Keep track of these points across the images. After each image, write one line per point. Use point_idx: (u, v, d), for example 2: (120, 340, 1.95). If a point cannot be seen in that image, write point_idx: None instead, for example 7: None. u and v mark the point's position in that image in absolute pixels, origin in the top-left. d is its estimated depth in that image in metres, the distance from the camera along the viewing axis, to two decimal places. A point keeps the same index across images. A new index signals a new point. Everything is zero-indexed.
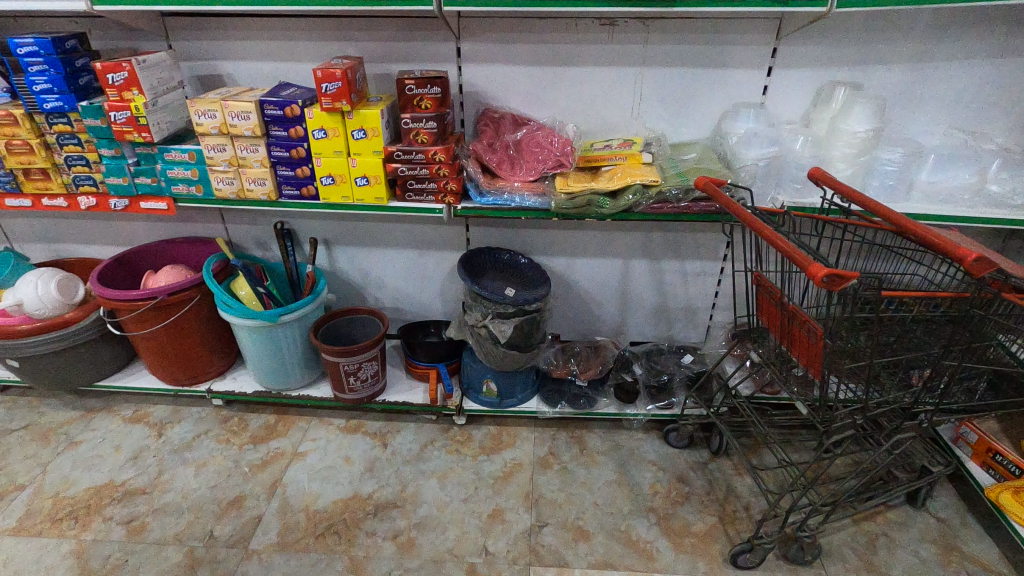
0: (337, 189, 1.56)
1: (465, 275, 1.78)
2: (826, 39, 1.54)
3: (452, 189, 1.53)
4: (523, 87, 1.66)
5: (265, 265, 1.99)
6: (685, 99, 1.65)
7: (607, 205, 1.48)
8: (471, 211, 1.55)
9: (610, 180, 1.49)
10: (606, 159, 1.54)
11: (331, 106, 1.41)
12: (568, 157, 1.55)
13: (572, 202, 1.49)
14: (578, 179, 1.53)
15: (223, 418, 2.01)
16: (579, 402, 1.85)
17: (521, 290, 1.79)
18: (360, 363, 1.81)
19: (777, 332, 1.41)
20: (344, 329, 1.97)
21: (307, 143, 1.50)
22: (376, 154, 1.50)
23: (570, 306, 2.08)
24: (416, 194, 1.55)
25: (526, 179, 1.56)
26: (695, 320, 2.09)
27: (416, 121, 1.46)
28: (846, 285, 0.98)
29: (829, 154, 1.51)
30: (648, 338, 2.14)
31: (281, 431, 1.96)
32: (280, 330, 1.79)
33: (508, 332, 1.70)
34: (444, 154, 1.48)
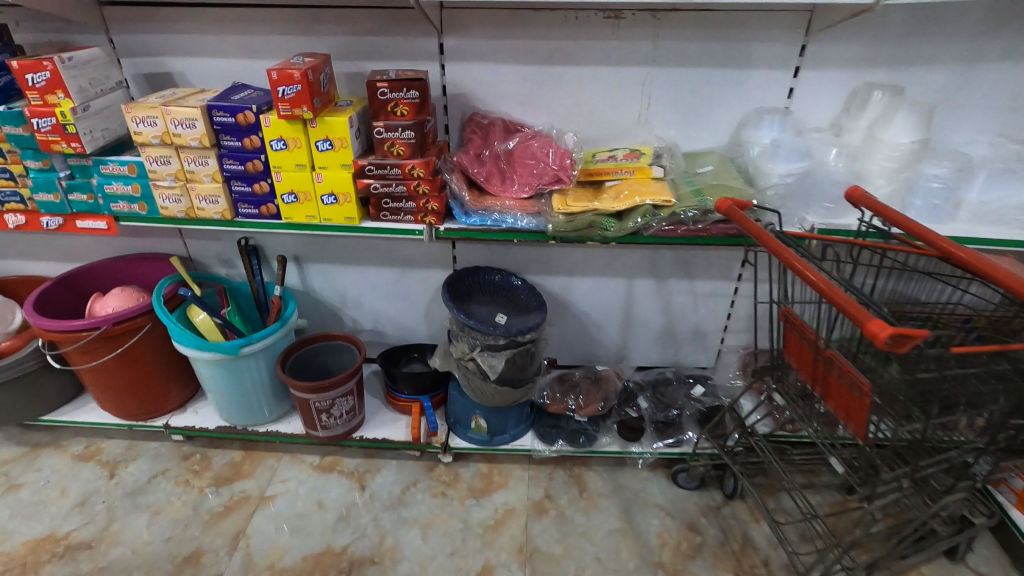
0: (302, 208, 1.35)
1: (450, 300, 1.58)
2: (862, 36, 1.35)
3: (433, 208, 1.33)
4: (514, 89, 1.45)
5: (229, 285, 1.78)
6: (700, 103, 1.45)
7: (612, 228, 1.29)
8: (454, 232, 1.35)
9: (616, 198, 1.30)
10: (611, 172, 1.35)
11: (290, 112, 1.21)
12: (569, 172, 1.35)
13: (571, 224, 1.29)
14: (579, 197, 1.33)
15: (183, 455, 1.82)
16: (578, 440, 1.67)
17: (514, 317, 1.60)
18: (333, 399, 1.62)
19: (808, 375, 1.20)
20: (318, 356, 1.77)
21: (265, 155, 1.29)
22: (345, 168, 1.29)
23: (568, 329, 1.89)
24: (392, 214, 1.34)
25: (519, 197, 1.36)
26: (705, 343, 1.91)
27: (390, 130, 1.26)
28: (912, 347, 0.79)
29: (865, 168, 1.33)
30: (653, 362, 1.95)
31: (248, 470, 1.77)
32: (243, 362, 1.60)
33: (499, 367, 1.50)
34: (423, 168, 1.28)
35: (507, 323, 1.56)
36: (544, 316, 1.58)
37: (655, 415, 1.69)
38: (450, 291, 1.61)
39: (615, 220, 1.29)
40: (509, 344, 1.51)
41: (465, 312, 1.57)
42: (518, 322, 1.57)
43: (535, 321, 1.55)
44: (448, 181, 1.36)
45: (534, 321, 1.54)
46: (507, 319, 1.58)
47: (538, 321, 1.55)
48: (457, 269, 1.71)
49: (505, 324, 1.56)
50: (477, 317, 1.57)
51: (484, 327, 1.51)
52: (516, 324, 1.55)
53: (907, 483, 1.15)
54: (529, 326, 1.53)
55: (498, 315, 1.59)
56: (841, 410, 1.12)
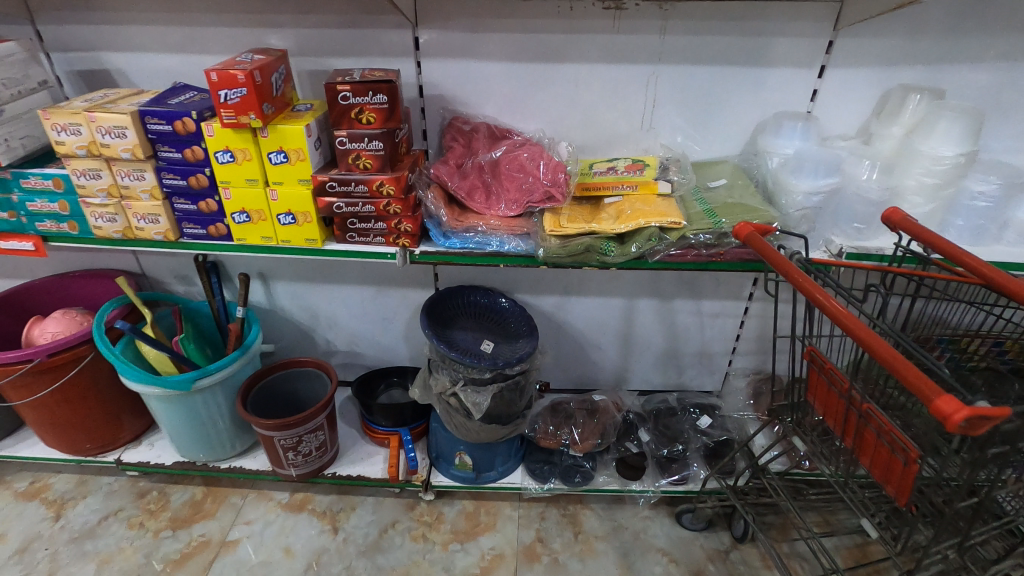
0: (255, 229, 1.17)
1: (430, 326, 1.41)
2: (899, 31, 1.18)
3: (408, 230, 1.15)
4: (501, 90, 1.27)
5: (186, 304, 1.60)
6: (711, 105, 1.28)
7: (613, 253, 1.12)
8: (430, 255, 1.18)
9: (618, 218, 1.13)
10: (611, 187, 1.18)
11: (234, 120, 1.03)
12: (562, 187, 1.16)
13: (566, 248, 1.12)
14: (574, 216, 1.16)
15: (138, 492, 1.65)
16: (573, 477, 1.51)
17: (502, 345, 1.44)
18: (300, 435, 1.46)
19: (836, 425, 1.04)
20: (286, 384, 1.60)
21: (210, 168, 1.11)
22: (303, 183, 1.12)
23: (562, 351, 1.72)
24: (360, 235, 1.17)
25: (505, 215, 1.18)
26: (711, 366, 1.75)
27: (354, 141, 1.08)
28: (990, 430, 0.64)
29: (901, 183, 1.16)
30: (654, 386, 1.80)
31: (209, 510, 1.60)
32: (199, 395, 1.43)
33: (485, 404, 1.34)
34: (393, 185, 1.10)
35: (494, 352, 1.40)
36: (535, 344, 1.41)
37: (658, 449, 1.53)
38: (430, 316, 1.45)
39: (617, 242, 1.12)
40: (495, 378, 1.35)
41: (447, 340, 1.41)
42: (506, 352, 1.41)
43: (525, 351, 1.39)
44: (422, 198, 1.18)
45: (524, 352, 1.38)
46: (495, 347, 1.42)
47: (529, 351, 1.39)
48: (439, 290, 1.54)
49: (492, 353, 1.40)
50: (460, 346, 1.40)
51: (468, 358, 1.35)
52: (504, 354, 1.39)
53: (953, 552, 0.99)
54: (519, 356, 1.36)
55: (484, 343, 1.43)
56: (879, 470, 0.96)
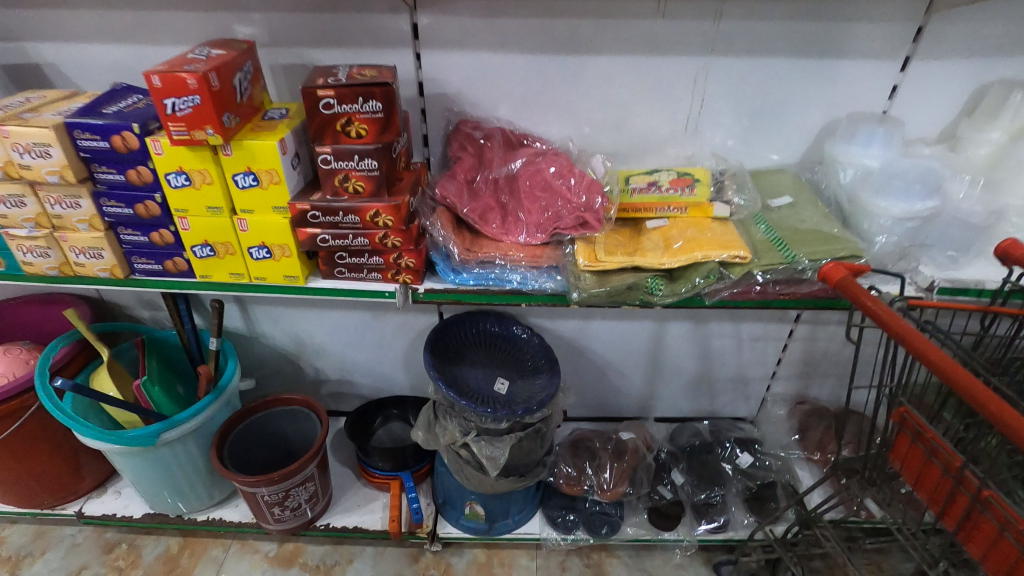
0: (223, 264, 0.96)
1: (435, 364, 1.21)
2: (1004, 14, 0.96)
3: (410, 265, 0.95)
4: (519, 88, 1.05)
5: (151, 335, 1.39)
6: (769, 104, 1.07)
7: (662, 293, 0.92)
8: (439, 293, 0.97)
9: (667, 249, 0.92)
10: (655, 208, 0.97)
11: (187, 136, 0.81)
12: (597, 211, 0.94)
13: (604, 285, 0.91)
14: (613, 245, 0.95)
15: (105, 544, 1.46)
16: (599, 528, 1.33)
17: (518, 383, 1.24)
18: (288, 488, 1.27)
19: (930, 500, 0.87)
20: (269, 424, 1.40)
21: (161, 192, 0.89)
22: (279, 210, 0.90)
23: (581, 378, 1.53)
24: (350, 270, 0.96)
25: (527, 244, 0.96)
26: (747, 391, 1.57)
27: (341, 159, 0.86)
28: None
29: (1005, 203, 0.96)
30: (683, 413, 1.62)
31: (186, 566, 1.42)
32: (167, 447, 1.23)
33: (502, 459, 1.16)
34: (392, 214, 0.88)
35: (510, 394, 1.21)
36: (557, 383, 1.22)
37: (694, 493, 1.36)
38: (435, 350, 1.25)
39: (666, 278, 0.92)
40: (513, 427, 1.16)
41: (456, 380, 1.21)
42: (524, 394, 1.21)
43: (545, 394, 1.19)
44: (426, 227, 0.96)
45: (546, 394, 1.19)
46: (512, 387, 1.23)
47: (550, 393, 1.19)
48: (445, 318, 1.34)
49: (508, 395, 1.20)
50: (471, 387, 1.20)
51: (481, 404, 1.16)
52: (522, 397, 1.20)
53: None
54: (540, 401, 1.17)
55: (497, 382, 1.23)
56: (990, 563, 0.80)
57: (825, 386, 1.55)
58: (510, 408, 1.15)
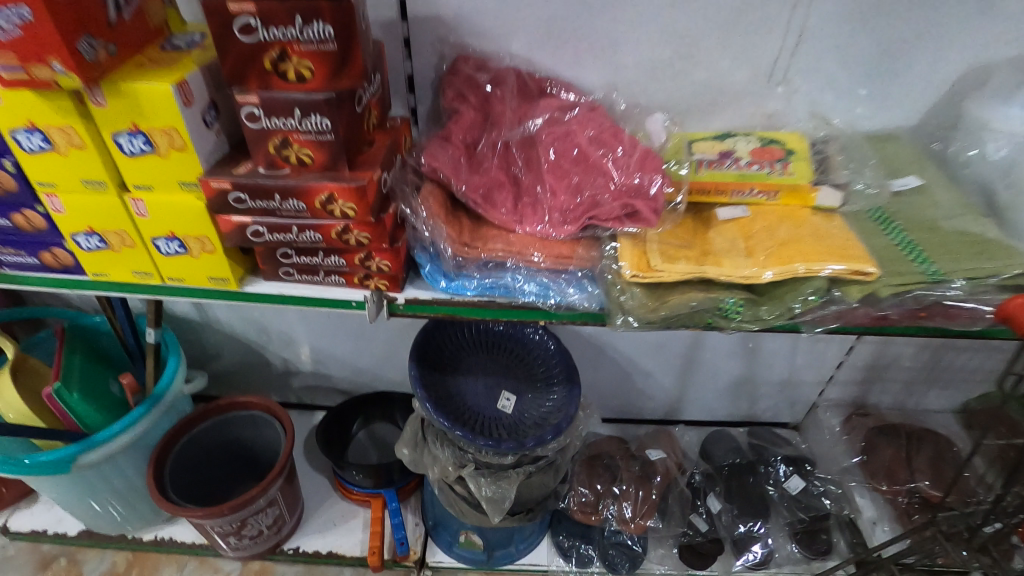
0: (121, 259, 0.68)
1: (423, 379, 0.94)
2: None
3: (384, 270, 0.67)
4: (542, 11, 0.74)
5: (75, 321, 1.13)
6: (895, 41, 0.75)
7: (742, 318, 0.64)
8: (424, 305, 0.70)
9: (752, 255, 0.65)
10: (731, 189, 0.69)
11: (23, 72, 0.52)
12: (652, 198, 0.66)
13: (661, 309, 0.64)
14: (671, 246, 0.67)
15: (38, 561, 1.24)
16: (619, 564, 1.12)
17: (528, 399, 0.98)
18: (243, 518, 1.05)
19: None
20: (224, 430, 1.15)
21: (13, 157, 0.60)
22: (189, 188, 0.62)
23: (600, 377, 1.29)
24: (302, 272, 0.69)
25: (548, 236, 0.68)
26: (795, 396, 1.33)
27: (275, 115, 0.57)
28: None
29: None
30: (716, 416, 1.38)
31: None
32: (90, 469, 0.99)
33: (507, 502, 0.92)
34: (352, 200, 0.59)
35: (518, 416, 0.95)
36: (577, 403, 0.96)
37: (733, 523, 1.13)
38: (423, 359, 0.98)
39: (749, 297, 0.64)
40: (520, 462, 0.92)
41: (450, 398, 0.95)
42: (534, 415, 0.95)
43: (562, 418, 0.94)
44: (406, 215, 0.67)
45: (562, 420, 0.93)
46: (520, 405, 0.97)
47: (568, 418, 0.93)
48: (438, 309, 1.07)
49: (515, 418, 0.95)
50: (468, 408, 0.94)
51: (480, 433, 0.90)
52: (533, 421, 0.94)
53: None
54: (556, 429, 0.91)
55: (502, 399, 0.97)
56: None
57: (887, 392, 1.31)
58: (517, 439, 0.90)
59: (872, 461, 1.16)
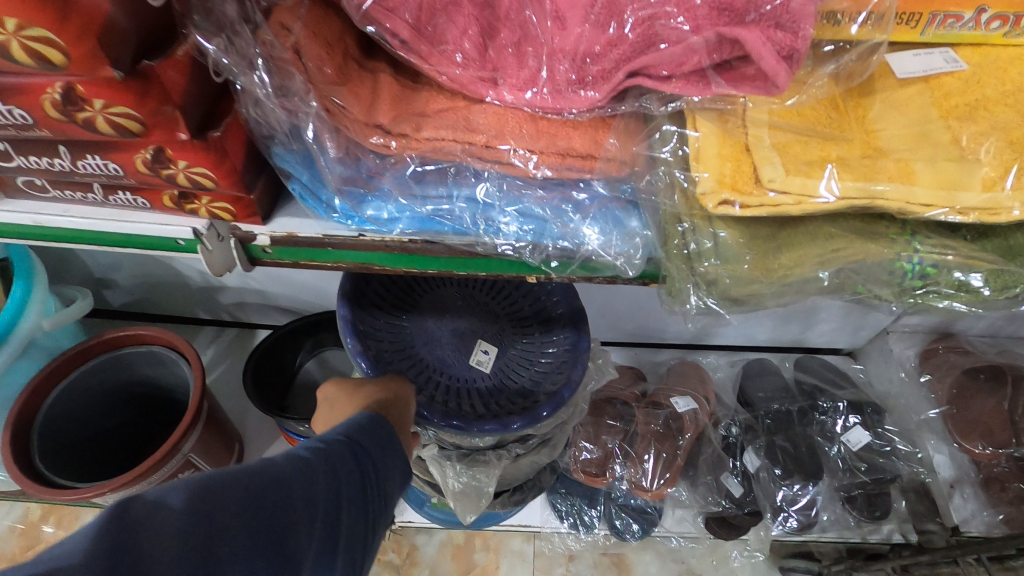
0: None
1: (357, 322, 0.61)
2: None
3: (207, 185, 0.32)
4: None
5: None
6: None
7: (929, 291, 0.33)
8: (311, 249, 0.37)
9: (982, 158, 0.31)
10: (928, 10, 0.33)
11: None
12: (791, 24, 0.28)
13: (776, 277, 0.32)
14: (803, 136, 0.32)
15: None
16: (628, 531, 0.92)
17: (514, 354, 0.65)
18: (147, 488, 0.79)
19: None
20: (120, 369, 0.87)
21: None
22: None
23: (613, 298, 0.98)
24: (61, 184, 0.35)
25: (544, 108, 0.33)
26: (861, 322, 1.03)
27: None
28: None
29: None
30: (754, 341, 1.09)
31: (52, 540, 1.03)
32: None
33: (487, 499, 0.68)
34: (33, 17, 0.23)
35: (501, 381, 0.63)
36: (584, 363, 0.63)
37: (774, 486, 0.89)
38: (359, 290, 0.63)
39: (958, 249, 0.31)
40: (502, 442, 0.65)
41: (399, 352, 0.62)
42: (525, 379, 0.63)
43: (563, 387, 0.62)
44: (211, 53, 0.28)
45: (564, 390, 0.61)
46: (505, 363, 0.64)
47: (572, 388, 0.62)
48: None
49: (496, 383, 0.63)
50: (425, 366, 0.62)
51: (442, 407, 0.60)
52: (521, 390, 0.63)
53: None
54: (555, 404, 0.60)
55: (476, 353, 0.63)
56: None
57: (984, 319, 1.00)
58: (499, 419, 0.59)
59: (961, 412, 0.89)
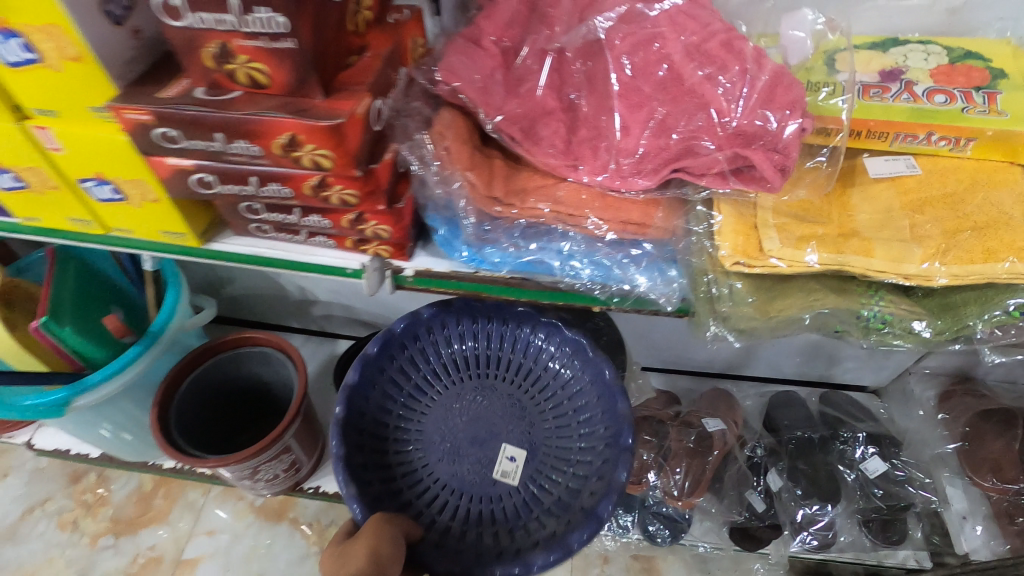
0: (49, 205, 0.52)
1: (358, 453, 0.65)
2: None
3: (384, 236, 0.48)
4: None
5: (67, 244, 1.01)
6: None
7: (888, 331, 0.45)
8: (439, 279, 0.53)
9: (924, 240, 0.43)
10: (893, 131, 0.46)
11: None
12: (781, 147, 0.43)
13: (773, 316, 0.45)
14: (796, 219, 0.45)
15: (70, 475, 1.25)
16: (658, 537, 1.03)
17: (546, 461, 0.66)
18: (254, 466, 0.96)
19: None
20: (236, 367, 1.05)
21: None
22: (102, 116, 0.43)
23: (655, 326, 1.12)
24: (278, 230, 0.52)
25: (609, 189, 0.47)
26: (884, 363, 1.13)
27: (204, 9, 0.37)
28: None
29: None
30: (784, 375, 1.20)
31: (160, 509, 1.21)
32: (89, 408, 0.91)
33: None
34: (325, 144, 0.39)
35: (527, 497, 0.65)
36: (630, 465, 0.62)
37: (794, 505, 0.99)
38: (355, 417, 0.67)
39: (905, 304, 0.44)
40: None
41: (410, 476, 0.66)
42: (561, 491, 0.65)
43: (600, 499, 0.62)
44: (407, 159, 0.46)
45: (600, 507, 0.61)
46: (530, 474, 0.65)
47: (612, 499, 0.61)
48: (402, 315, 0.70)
49: (523, 499, 0.65)
50: (444, 491, 0.65)
51: (464, 531, 0.64)
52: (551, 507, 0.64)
53: None
54: (592, 527, 0.61)
55: (501, 467, 0.65)
56: None
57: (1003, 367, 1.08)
58: (522, 557, 0.61)
59: (973, 450, 0.97)
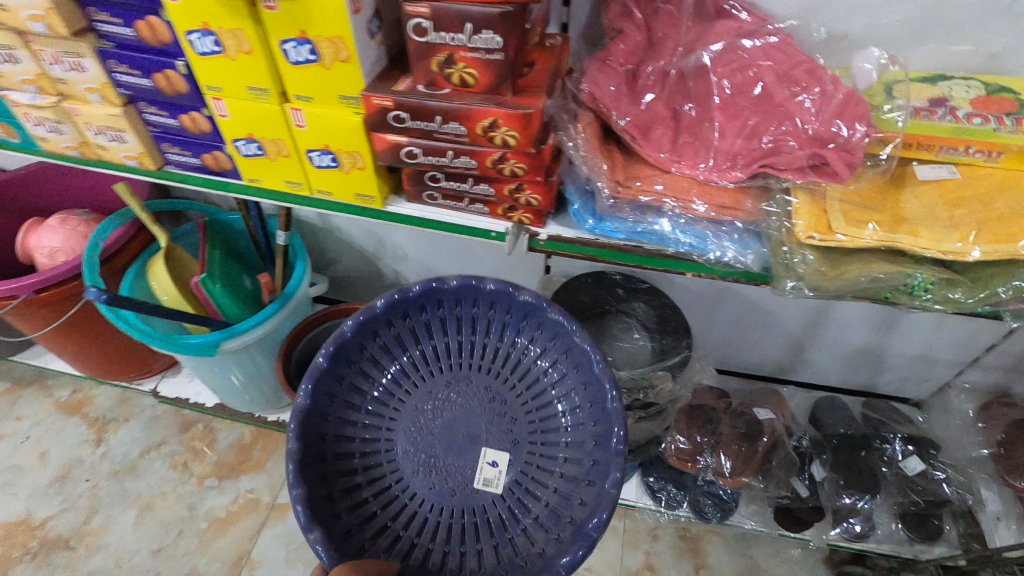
0: (274, 168, 0.69)
1: (332, 475, 0.70)
2: None
3: (533, 204, 0.64)
4: None
5: (215, 218, 1.19)
6: None
7: (929, 297, 0.58)
8: (568, 243, 0.67)
9: (958, 226, 0.56)
10: (938, 145, 0.59)
11: None
12: (849, 150, 0.57)
13: (840, 278, 0.58)
14: (858, 207, 0.58)
15: (181, 424, 1.43)
16: (706, 512, 1.13)
17: (526, 469, 0.69)
18: None
19: None
20: None
21: (186, 59, 0.61)
22: (349, 102, 0.60)
23: (712, 326, 1.24)
24: (445, 197, 0.67)
25: (709, 180, 0.61)
26: (925, 374, 1.23)
27: (444, 29, 0.52)
28: None
29: None
30: (829, 380, 1.30)
31: (258, 459, 1.38)
32: (230, 355, 1.08)
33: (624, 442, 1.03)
34: (516, 127, 0.55)
35: (508, 506, 0.68)
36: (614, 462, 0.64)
37: (837, 494, 1.08)
38: (321, 436, 0.71)
39: (946, 274, 0.57)
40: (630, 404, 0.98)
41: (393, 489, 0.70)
42: (549, 498, 0.67)
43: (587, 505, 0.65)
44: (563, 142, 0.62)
45: (588, 520, 0.63)
46: (513, 477, 0.69)
47: (601, 511, 0.62)
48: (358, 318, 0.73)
49: (506, 504, 0.68)
50: (426, 504, 0.69)
51: (447, 544, 0.67)
52: (540, 514, 0.67)
53: None
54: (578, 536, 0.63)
55: (482, 476, 0.69)
56: None
57: None
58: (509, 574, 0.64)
59: (1009, 455, 1.03)
